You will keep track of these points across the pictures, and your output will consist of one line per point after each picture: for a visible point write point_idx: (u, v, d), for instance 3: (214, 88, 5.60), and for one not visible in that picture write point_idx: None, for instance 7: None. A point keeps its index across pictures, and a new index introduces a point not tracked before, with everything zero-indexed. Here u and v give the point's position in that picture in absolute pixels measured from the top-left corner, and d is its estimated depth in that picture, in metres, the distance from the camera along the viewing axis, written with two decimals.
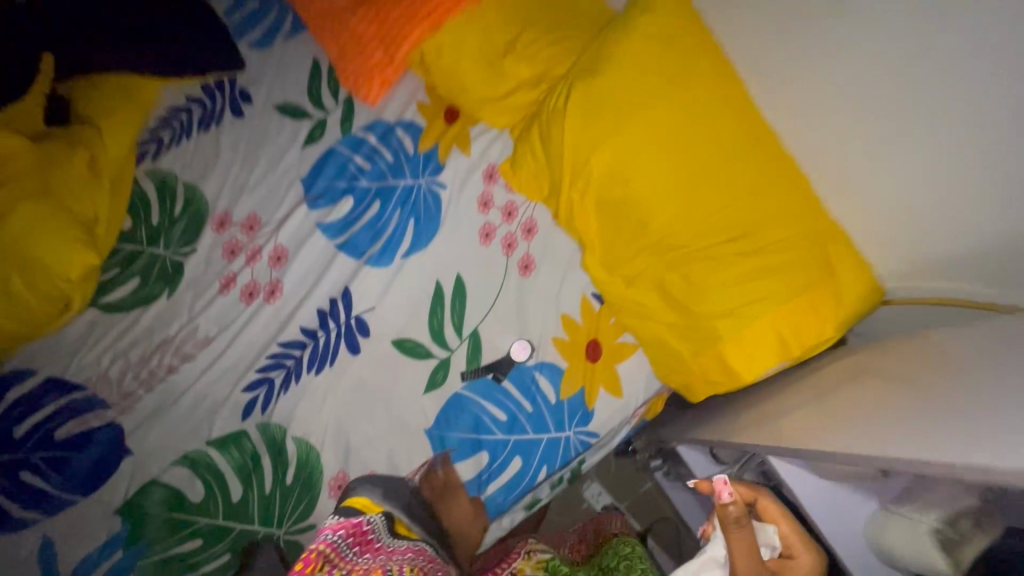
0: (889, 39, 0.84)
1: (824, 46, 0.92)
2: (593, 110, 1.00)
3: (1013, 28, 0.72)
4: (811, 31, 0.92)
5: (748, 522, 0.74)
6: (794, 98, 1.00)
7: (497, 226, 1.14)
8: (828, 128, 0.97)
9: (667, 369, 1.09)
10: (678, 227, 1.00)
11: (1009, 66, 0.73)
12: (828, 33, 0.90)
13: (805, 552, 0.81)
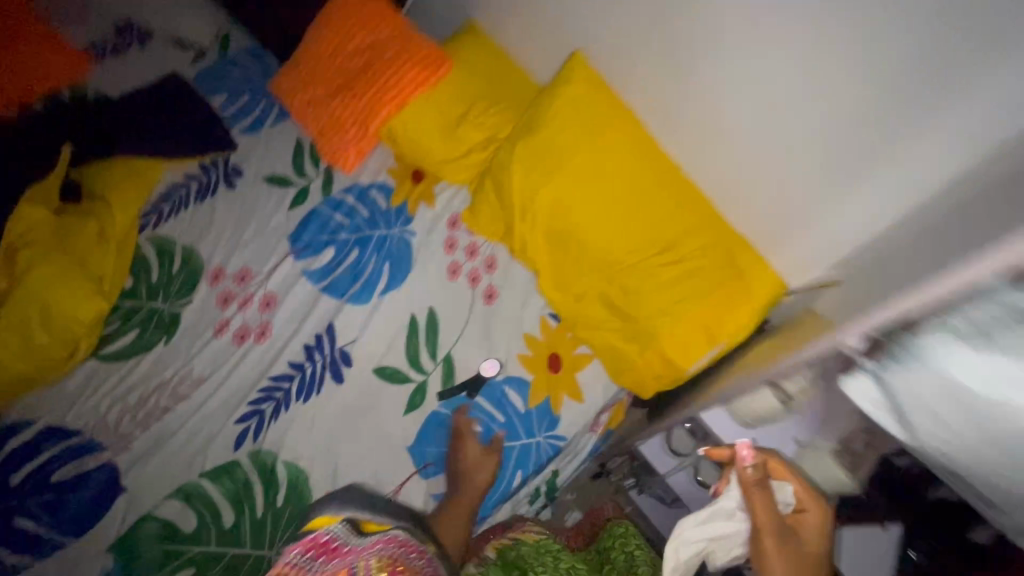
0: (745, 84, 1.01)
1: (702, 93, 1.09)
2: (533, 159, 1.21)
3: (831, 70, 0.89)
4: (690, 83, 1.11)
5: (767, 485, 0.77)
6: (688, 136, 1.17)
7: (462, 263, 1.33)
8: (720, 156, 1.13)
9: (618, 371, 1.21)
10: (612, 246, 1.18)
11: (836, 101, 0.90)
12: (703, 84, 1.08)
13: (815, 506, 0.79)
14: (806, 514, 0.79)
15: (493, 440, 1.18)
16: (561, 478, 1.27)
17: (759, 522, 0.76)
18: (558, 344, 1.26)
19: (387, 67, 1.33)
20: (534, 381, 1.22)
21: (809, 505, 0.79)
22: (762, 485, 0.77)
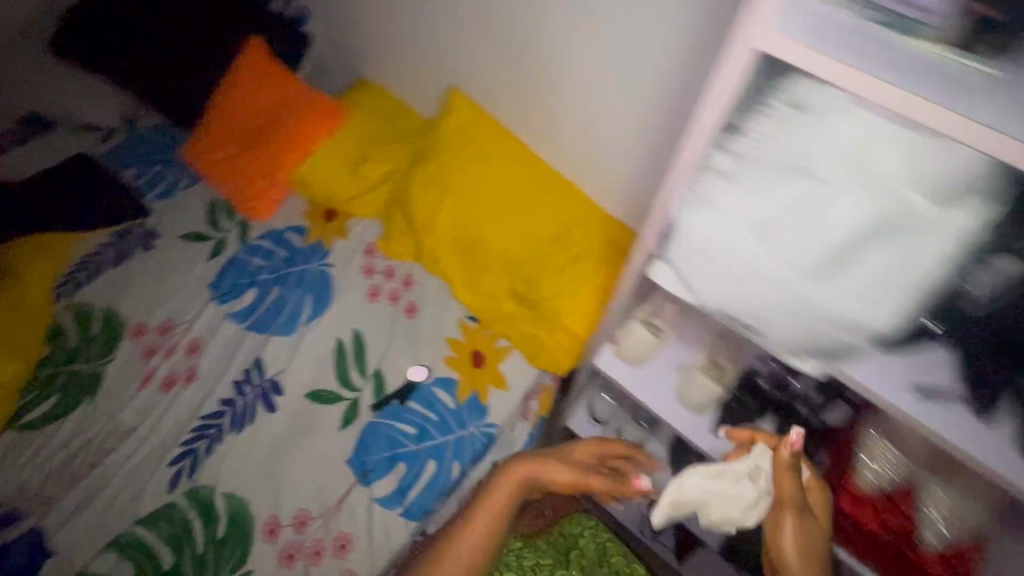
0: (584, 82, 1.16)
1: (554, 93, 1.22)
2: (426, 182, 1.37)
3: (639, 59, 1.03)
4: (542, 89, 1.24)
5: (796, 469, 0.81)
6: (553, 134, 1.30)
7: (380, 285, 1.43)
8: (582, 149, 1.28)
9: (536, 354, 1.31)
10: (508, 246, 1.33)
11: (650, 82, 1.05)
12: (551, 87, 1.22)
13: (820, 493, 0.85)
14: (813, 491, 0.85)
15: (427, 437, 1.24)
16: None
17: (784, 497, 0.82)
18: (479, 341, 1.36)
19: (294, 125, 1.48)
20: (460, 378, 1.31)
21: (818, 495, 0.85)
22: (795, 467, 0.81)
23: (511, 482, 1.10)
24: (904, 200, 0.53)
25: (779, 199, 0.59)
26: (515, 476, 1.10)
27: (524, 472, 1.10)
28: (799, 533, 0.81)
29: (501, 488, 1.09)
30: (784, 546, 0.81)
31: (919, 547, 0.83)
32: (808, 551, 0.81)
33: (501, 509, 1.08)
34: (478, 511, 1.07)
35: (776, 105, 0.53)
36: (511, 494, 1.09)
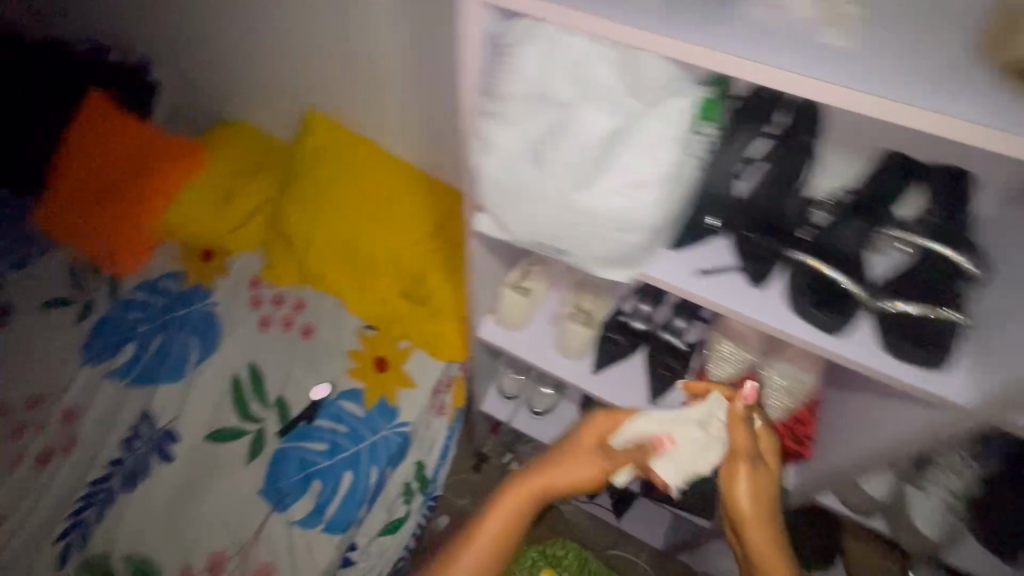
0: (418, 77, 1.21)
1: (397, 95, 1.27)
2: (297, 203, 1.37)
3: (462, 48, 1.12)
4: (387, 93, 1.29)
5: (747, 422, 0.74)
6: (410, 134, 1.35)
7: (271, 314, 1.41)
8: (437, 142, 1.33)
9: (436, 347, 1.34)
10: (388, 249, 1.36)
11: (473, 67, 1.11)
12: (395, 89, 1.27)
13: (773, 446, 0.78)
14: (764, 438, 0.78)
15: (341, 450, 1.23)
16: (429, 470, 1.32)
17: (738, 447, 0.73)
18: (381, 346, 1.37)
19: (154, 170, 1.44)
20: (366, 387, 1.31)
21: (770, 448, 0.77)
22: (747, 417, 0.75)
23: (510, 500, 0.80)
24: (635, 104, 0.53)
25: (537, 125, 0.57)
26: (520, 492, 0.80)
27: (528, 484, 0.80)
28: (753, 484, 0.73)
29: (500, 511, 0.79)
30: (741, 504, 0.73)
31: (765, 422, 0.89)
32: (767, 507, 0.73)
33: (502, 539, 0.79)
34: (466, 544, 0.78)
35: (507, 48, 0.53)
36: (515, 520, 0.79)
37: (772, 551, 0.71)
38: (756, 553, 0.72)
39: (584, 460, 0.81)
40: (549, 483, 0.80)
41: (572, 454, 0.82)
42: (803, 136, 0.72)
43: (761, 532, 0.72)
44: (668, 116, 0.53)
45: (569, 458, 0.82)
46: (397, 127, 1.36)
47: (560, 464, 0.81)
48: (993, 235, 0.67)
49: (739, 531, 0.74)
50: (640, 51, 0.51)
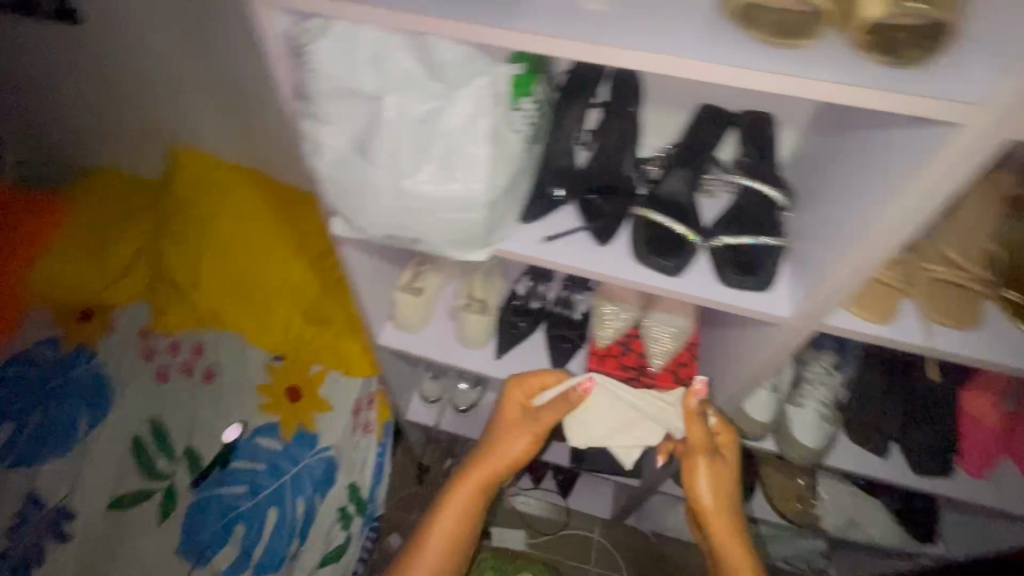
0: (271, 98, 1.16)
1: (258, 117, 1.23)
2: (178, 244, 1.32)
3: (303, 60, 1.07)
4: (247, 117, 1.24)
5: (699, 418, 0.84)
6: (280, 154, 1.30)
7: (168, 364, 1.31)
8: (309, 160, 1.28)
9: (348, 364, 1.31)
10: (282, 274, 1.32)
11: None
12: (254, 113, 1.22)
13: (727, 433, 0.88)
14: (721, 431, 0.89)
15: (262, 489, 1.20)
16: (364, 490, 1.27)
17: (699, 445, 0.85)
18: (293, 375, 1.31)
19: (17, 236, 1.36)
20: (281, 419, 1.27)
21: (731, 446, 0.88)
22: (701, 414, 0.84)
23: (467, 488, 0.89)
24: (438, 87, 0.55)
25: (356, 119, 0.58)
26: (473, 479, 0.89)
27: (478, 472, 0.90)
28: (708, 478, 0.85)
29: (461, 498, 0.89)
30: (702, 495, 0.86)
31: (649, 371, 0.91)
32: (725, 494, 0.86)
33: (468, 520, 0.89)
34: (434, 530, 0.88)
35: (303, 49, 0.53)
36: (474, 502, 0.89)
37: (729, 531, 0.86)
38: (714, 531, 0.86)
39: (519, 434, 0.90)
40: (498, 466, 0.90)
41: (506, 431, 0.91)
42: (626, 106, 0.79)
43: (717, 515, 0.86)
44: (470, 96, 0.55)
45: (506, 436, 0.90)
46: (266, 149, 1.30)
47: (500, 444, 0.90)
48: (797, 167, 0.76)
49: (699, 513, 0.88)
50: (429, 36, 0.52)
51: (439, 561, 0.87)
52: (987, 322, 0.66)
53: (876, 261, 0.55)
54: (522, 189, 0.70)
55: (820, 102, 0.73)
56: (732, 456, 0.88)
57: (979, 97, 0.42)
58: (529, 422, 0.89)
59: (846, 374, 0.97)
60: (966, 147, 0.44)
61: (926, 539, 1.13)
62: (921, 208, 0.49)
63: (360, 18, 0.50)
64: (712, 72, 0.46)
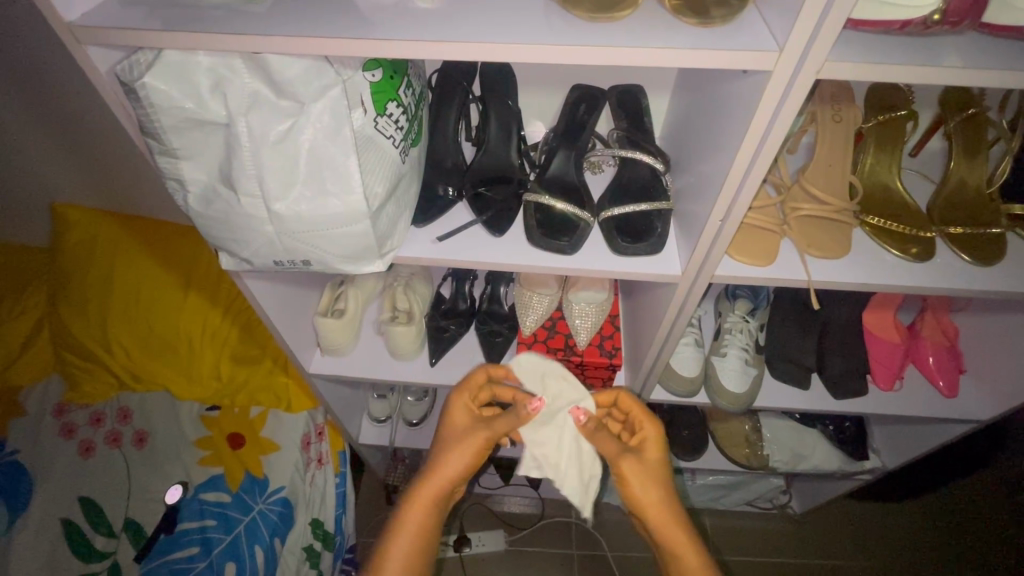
0: None
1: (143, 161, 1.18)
2: (81, 309, 1.24)
3: None
4: (134, 163, 1.20)
5: (601, 434, 0.85)
6: None
7: (92, 437, 1.22)
8: None
9: (288, 399, 1.28)
10: (201, 320, 1.27)
11: None
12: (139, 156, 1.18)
13: (648, 425, 0.85)
14: (644, 426, 0.85)
15: (215, 544, 1.14)
16: (329, 523, 1.24)
17: (614, 453, 0.83)
18: (231, 423, 1.26)
19: None
20: (225, 469, 1.21)
21: (653, 438, 0.84)
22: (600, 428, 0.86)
23: (414, 511, 0.80)
24: (290, 105, 0.54)
25: (212, 149, 0.56)
26: (418, 502, 0.80)
27: (423, 492, 0.81)
28: (639, 476, 0.80)
29: (406, 524, 0.79)
30: (637, 497, 0.80)
31: (577, 348, 0.94)
32: (660, 492, 0.80)
33: (417, 548, 0.79)
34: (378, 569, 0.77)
35: (136, 86, 0.51)
36: (420, 526, 0.79)
37: (673, 531, 0.79)
38: (661, 530, 0.80)
39: (468, 442, 0.82)
40: (441, 482, 0.81)
41: (453, 444, 0.83)
42: (504, 100, 0.81)
43: (660, 513, 0.80)
44: (326, 108, 0.55)
45: (454, 449, 0.83)
46: (160, 192, 1.26)
47: (447, 458, 0.82)
48: (670, 134, 0.80)
49: (641, 515, 0.81)
50: (267, 55, 0.52)
51: None
52: (855, 247, 0.72)
53: (742, 210, 0.58)
54: (409, 194, 0.70)
55: (679, 68, 0.78)
56: (656, 448, 0.84)
57: (778, 44, 0.46)
58: (478, 429, 0.84)
59: (760, 317, 1.03)
60: (781, 91, 0.48)
61: (864, 456, 1.21)
62: (762, 153, 0.52)
63: (189, 45, 0.49)
64: (543, 54, 0.47)
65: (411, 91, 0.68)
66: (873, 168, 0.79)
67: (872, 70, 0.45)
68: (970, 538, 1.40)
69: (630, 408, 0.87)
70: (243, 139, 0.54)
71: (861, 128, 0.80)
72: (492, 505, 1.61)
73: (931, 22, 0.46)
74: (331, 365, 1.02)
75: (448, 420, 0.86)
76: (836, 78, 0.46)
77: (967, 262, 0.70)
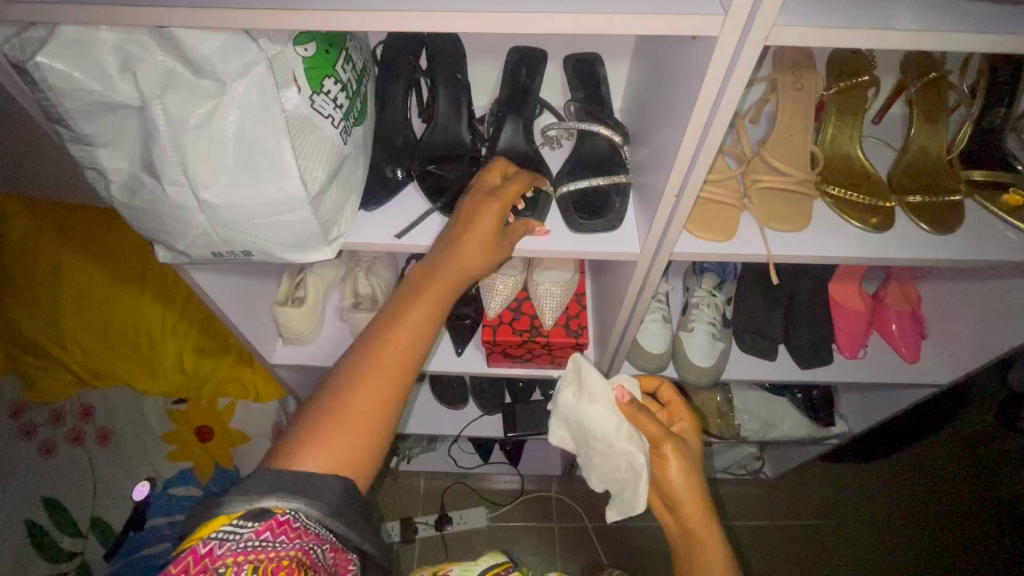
0: None
1: None
2: (29, 304, 1.18)
3: None
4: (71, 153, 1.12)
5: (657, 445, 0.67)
6: None
7: (53, 436, 1.19)
8: None
9: (254, 390, 1.24)
10: (153, 313, 1.22)
11: None
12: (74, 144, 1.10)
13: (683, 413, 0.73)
14: (679, 419, 0.73)
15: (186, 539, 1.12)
16: None
17: (653, 437, 0.67)
18: (198, 415, 1.23)
19: None
20: (194, 463, 1.20)
21: (689, 430, 0.72)
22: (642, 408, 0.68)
23: (418, 310, 0.58)
24: (210, 85, 0.50)
25: (129, 133, 0.52)
26: (425, 299, 0.59)
27: (435, 290, 0.60)
28: (685, 462, 0.66)
29: (404, 324, 0.57)
30: (672, 482, 0.66)
31: (543, 329, 0.92)
32: (700, 484, 0.66)
33: (416, 355, 0.57)
34: (352, 370, 0.55)
35: (29, 66, 0.46)
36: (426, 329, 0.58)
37: (710, 519, 0.65)
38: (688, 523, 0.65)
39: (497, 243, 0.62)
40: (454, 283, 0.60)
41: (475, 237, 0.61)
42: (455, 73, 0.77)
43: (693, 505, 0.65)
44: (250, 86, 0.51)
45: (468, 239, 0.61)
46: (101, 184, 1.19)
47: (465, 254, 0.61)
48: (628, 107, 0.77)
49: (670, 504, 0.68)
50: (177, 30, 0.47)
51: (366, 412, 0.53)
52: (816, 219, 0.71)
53: (698, 182, 0.56)
54: (355, 176, 0.66)
55: (637, 36, 0.74)
56: (692, 442, 0.72)
57: (724, 9, 0.43)
58: (502, 238, 0.63)
59: (726, 291, 1.03)
60: (729, 58, 0.45)
61: (832, 423, 1.24)
62: (713, 126, 0.50)
63: (86, 20, 0.44)
64: (475, 22, 0.44)
65: (351, 66, 0.64)
66: (835, 136, 0.77)
67: (822, 35, 0.43)
68: (934, 494, 1.45)
69: (670, 400, 0.74)
70: (161, 124, 0.50)
71: (823, 95, 0.77)
72: (473, 484, 1.62)
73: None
74: (295, 355, 1.00)
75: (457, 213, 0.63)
76: (786, 43, 0.44)
77: (925, 230, 0.70)
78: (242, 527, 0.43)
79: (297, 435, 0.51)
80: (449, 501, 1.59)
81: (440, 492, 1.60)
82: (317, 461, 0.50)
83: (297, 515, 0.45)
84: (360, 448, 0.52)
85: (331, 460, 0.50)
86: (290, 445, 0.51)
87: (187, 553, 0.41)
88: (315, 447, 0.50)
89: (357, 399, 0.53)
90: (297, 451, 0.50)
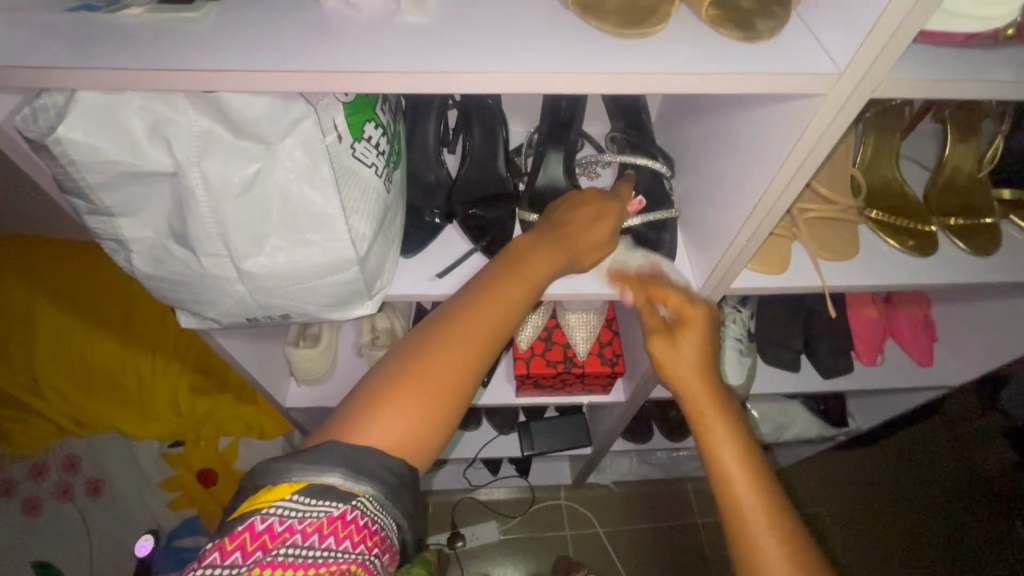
0: None
1: None
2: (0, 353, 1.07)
3: None
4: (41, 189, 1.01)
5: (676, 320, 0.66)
6: None
7: (35, 492, 1.06)
8: None
9: (259, 426, 1.15)
10: (143, 353, 1.13)
11: None
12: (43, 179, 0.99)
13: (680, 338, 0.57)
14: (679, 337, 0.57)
15: None
16: None
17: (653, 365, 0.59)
18: (199, 458, 1.14)
19: None
20: (200, 510, 1.15)
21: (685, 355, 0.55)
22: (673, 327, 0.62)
23: (511, 287, 0.52)
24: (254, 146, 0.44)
25: (157, 203, 0.45)
26: (519, 273, 0.53)
27: (526, 266, 0.54)
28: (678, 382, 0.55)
29: (494, 296, 0.51)
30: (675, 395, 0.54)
31: (578, 359, 0.89)
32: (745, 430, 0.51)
33: (501, 325, 0.50)
34: (435, 335, 0.48)
35: (47, 140, 0.40)
36: (516, 305, 0.52)
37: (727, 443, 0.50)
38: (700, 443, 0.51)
39: (596, 230, 0.60)
40: (547, 261, 0.55)
41: (574, 223, 0.59)
42: (487, 105, 0.72)
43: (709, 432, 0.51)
44: (299, 146, 0.46)
45: (579, 228, 0.59)
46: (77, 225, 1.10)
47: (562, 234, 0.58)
48: (668, 134, 0.74)
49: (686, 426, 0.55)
50: (222, 92, 0.42)
51: (440, 392, 0.46)
52: (861, 245, 0.71)
53: (771, 225, 0.54)
54: (395, 225, 0.61)
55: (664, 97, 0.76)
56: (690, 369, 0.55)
57: (834, 64, 0.41)
58: (600, 224, 0.60)
59: (750, 306, 1.03)
60: (833, 112, 0.43)
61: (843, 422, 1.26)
62: (798, 176, 0.48)
63: (117, 85, 0.38)
64: (570, 83, 0.40)
65: (388, 107, 0.59)
66: (874, 160, 0.76)
67: (934, 89, 0.41)
68: None
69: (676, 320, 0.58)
70: (200, 193, 0.44)
71: (860, 118, 0.77)
72: (483, 498, 1.59)
73: (1001, 37, 0.42)
74: (311, 395, 0.94)
75: (568, 199, 0.62)
76: (894, 97, 0.42)
77: (965, 252, 0.71)
78: (303, 505, 0.40)
79: (362, 398, 0.46)
80: (459, 517, 1.56)
81: (450, 508, 1.57)
82: (379, 433, 0.44)
83: (362, 510, 0.42)
84: (420, 428, 0.45)
85: (390, 431, 0.44)
86: (357, 407, 0.45)
87: (244, 529, 0.39)
88: (384, 418, 0.45)
89: (434, 375, 0.46)
90: (362, 415, 0.45)
